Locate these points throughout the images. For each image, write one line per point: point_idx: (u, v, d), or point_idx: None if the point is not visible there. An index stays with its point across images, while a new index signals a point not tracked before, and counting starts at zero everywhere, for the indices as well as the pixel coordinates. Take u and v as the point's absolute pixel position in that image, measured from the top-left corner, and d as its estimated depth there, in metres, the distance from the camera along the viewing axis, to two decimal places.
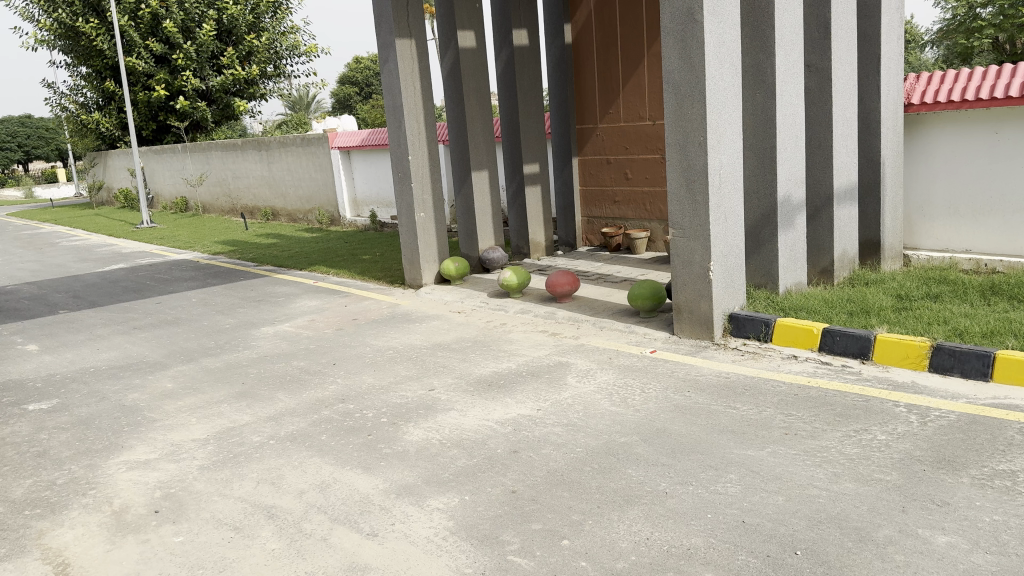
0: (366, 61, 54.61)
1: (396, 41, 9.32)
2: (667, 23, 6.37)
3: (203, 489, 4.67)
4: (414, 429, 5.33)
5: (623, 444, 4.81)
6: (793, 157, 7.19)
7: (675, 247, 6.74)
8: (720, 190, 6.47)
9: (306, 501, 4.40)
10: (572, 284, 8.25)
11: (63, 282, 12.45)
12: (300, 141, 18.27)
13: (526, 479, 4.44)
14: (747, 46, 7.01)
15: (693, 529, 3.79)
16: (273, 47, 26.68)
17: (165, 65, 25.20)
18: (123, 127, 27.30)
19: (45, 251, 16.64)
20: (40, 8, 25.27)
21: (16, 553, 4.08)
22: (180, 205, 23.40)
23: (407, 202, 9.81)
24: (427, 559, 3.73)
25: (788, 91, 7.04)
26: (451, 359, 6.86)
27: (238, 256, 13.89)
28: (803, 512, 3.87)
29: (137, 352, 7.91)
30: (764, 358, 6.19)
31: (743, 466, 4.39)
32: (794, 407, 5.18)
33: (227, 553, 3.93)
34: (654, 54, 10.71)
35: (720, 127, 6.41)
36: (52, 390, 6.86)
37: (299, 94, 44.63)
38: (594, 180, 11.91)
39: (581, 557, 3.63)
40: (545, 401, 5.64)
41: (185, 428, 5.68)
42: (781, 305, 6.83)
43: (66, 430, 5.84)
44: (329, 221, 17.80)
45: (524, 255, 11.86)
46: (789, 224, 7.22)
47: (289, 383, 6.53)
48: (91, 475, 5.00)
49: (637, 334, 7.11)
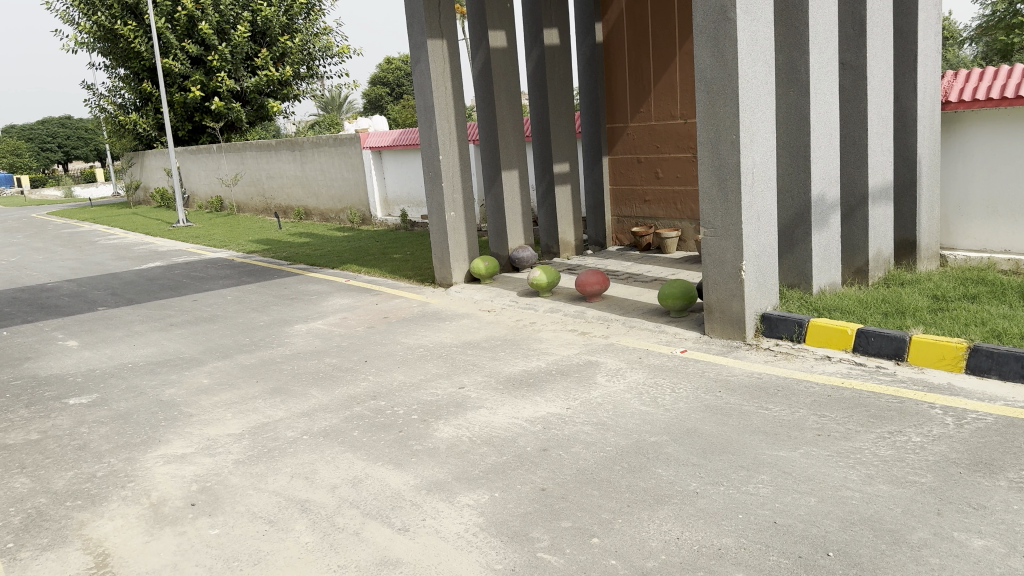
0: (398, 61, 54.95)
1: (428, 41, 9.37)
2: (700, 22, 6.34)
3: (238, 483, 4.74)
4: (444, 426, 5.37)
5: (654, 443, 4.80)
6: (827, 156, 7.12)
7: (706, 247, 6.71)
8: (752, 189, 6.43)
9: (338, 496, 4.45)
10: (602, 284, 8.24)
11: (101, 280, 12.69)
12: (332, 141, 18.45)
13: (556, 477, 4.45)
14: (781, 44, 6.95)
15: (724, 529, 3.78)
16: (307, 48, 26.98)
17: (200, 66, 25.59)
18: (159, 127, 27.74)
19: (84, 249, 16.97)
20: (80, 12, 25.80)
21: (58, 543, 4.19)
22: (214, 204, 23.73)
23: (437, 201, 9.85)
24: (458, 554, 3.76)
25: (823, 90, 6.97)
26: (481, 358, 6.88)
27: (272, 255, 14.04)
28: (835, 514, 3.84)
29: (174, 348, 8.06)
30: (796, 358, 6.14)
31: (775, 467, 4.36)
32: (828, 408, 5.13)
33: (262, 545, 3.99)
34: (686, 53, 10.67)
35: (752, 126, 6.37)
36: (92, 385, 7.02)
37: (331, 95, 45.12)
38: (625, 180, 11.88)
39: (611, 556, 3.63)
40: (575, 400, 5.64)
41: (220, 423, 5.78)
42: (814, 306, 6.77)
43: (105, 424, 5.97)
44: (361, 220, 17.94)
45: (554, 254, 11.86)
46: (823, 224, 7.15)
47: (322, 380, 6.61)
48: (130, 468, 5.10)
49: (667, 334, 7.08)
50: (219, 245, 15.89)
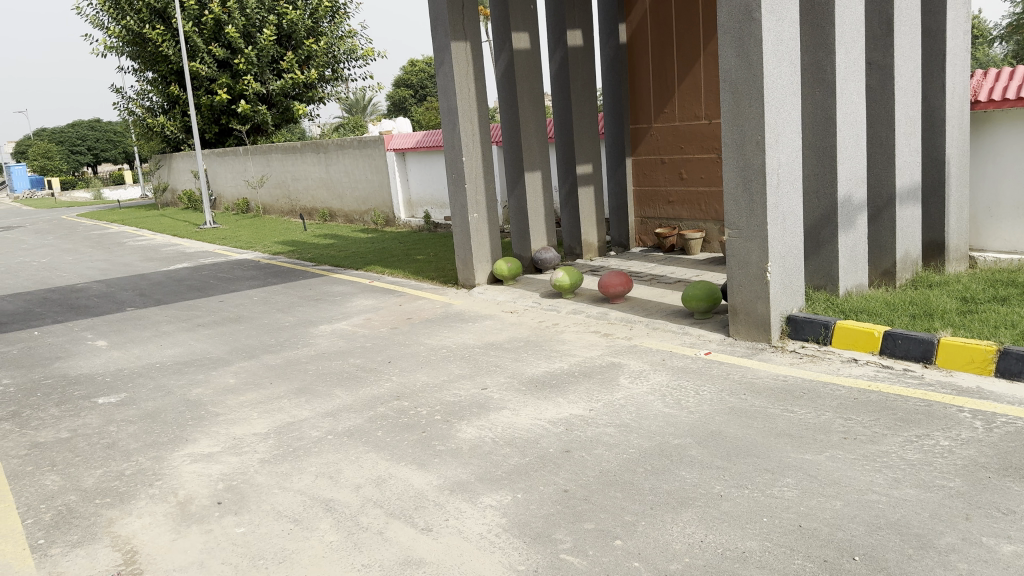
0: (422, 64, 55.23)
1: (452, 43, 9.40)
2: (724, 22, 6.31)
3: (264, 482, 4.79)
4: (467, 426, 5.39)
5: (677, 446, 4.79)
6: (854, 157, 7.05)
7: (731, 248, 6.66)
8: (778, 190, 6.38)
9: (363, 496, 4.48)
10: (625, 285, 8.22)
11: (129, 280, 12.87)
12: (357, 144, 18.58)
13: (578, 479, 4.45)
14: (806, 43, 6.90)
15: (748, 532, 3.76)
16: (332, 51, 27.22)
17: (227, 70, 25.86)
18: (186, 130, 28.08)
19: (113, 250, 17.21)
20: (110, 16, 26.19)
21: (87, 539, 4.26)
22: (240, 206, 23.98)
23: (461, 202, 9.88)
24: (481, 555, 3.77)
25: (849, 89, 6.90)
26: (503, 358, 6.90)
27: (297, 256, 14.15)
28: (861, 517, 3.81)
29: (200, 348, 8.16)
30: (822, 361, 6.08)
31: (800, 470, 4.33)
32: (854, 411, 5.08)
33: (287, 544, 4.03)
34: (711, 53, 10.62)
35: (778, 126, 6.32)
36: (120, 384, 7.12)
37: (356, 97, 45.46)
38: (648, 181, 11.84)
39: (634, 558, 3.63)
40: (597, 401, 5.64)
41: (246, 423, 5.84)
42: (840, 308, 6.70)
43: (134, 423, 6.05)
44: (384, 222, 18.02)
45: (577, 256, 11.85)
46: (850, 225, 7.08)
47: (347, 380, 6.65)
48: (157, 466, 5.17)
49: (692, 335, 7.04)
50: (245, 246, 16.04)
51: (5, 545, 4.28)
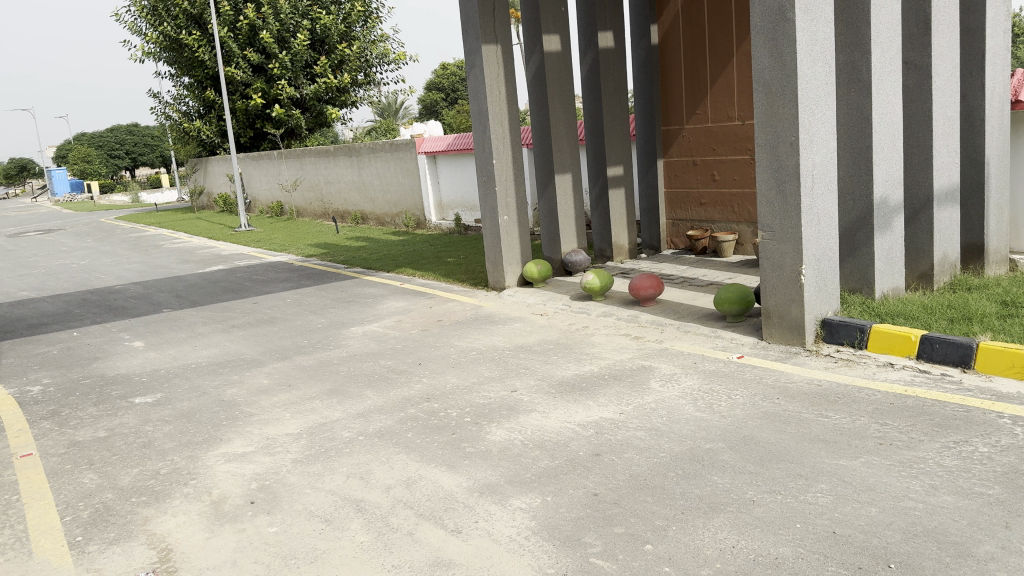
0: (453, 67, 55.52)
1: (483, 46, 9.44)
2: (758, 22, 6.25)
3: (296, 481, 4.84)
4: (497, 429, 5.39)
5: (708, 450, 4.75)
6: (890, 157, 6.95)
7: (765, 251, 6.59)
8: (812, 192, 6.30)
9: (393, 496, 4.51)
10: (656, 288, 8.19)
11: (166, 282, 13.08)
12: (388, 147, 18.69)
13: (608, 483, 4.43)
14: (841, 43, 6.81)
15: (781, 538, 3.72)
16: (364, 56, 27.49)
17: (261, 74, 26.21)
18: (222, 134, 28.49)
19: (150, 252, 17.51)
20: (148, 22, 26.67)
21: (124, 537, 4.33)
22: (275, 208, 24.23)
23: (491, 205, 9.90)
24: (510, 557, 3.77)
25: (885, 89, 6.80)
26: (533, 361, 6.90)
27: (329, 258, 14.28)
28: (897, 525, 3.74)
29: (235, 349, 8.26)
30: (858, 365, 5.99)
31: (834, 476, 4.27)
32: (890, 416, 5.00)
33: (318, 544, 4.06)
34: (744, 53, 10.53)
35: (811, 127, 6.25)
36: (156, 384, 7.24)
37: (388, 101, 45.88)
38: (680, 183, 11.76)
39: (664, 563, 3.60)
40: (627, 405, 5.62)
41: (279, 423, 5.90)
42: (877, 311, 6.60)
43: (169, 422, 6.14)
44: (415, 224, 18.09)
45: (607, 258, 11.80)
46: (886, 227, 6.97)
47: (378, 382, 6.69)
48: (192, 466, 5.24)
49: (724, 339, 6.98)
50: (278, 249, 16.22)
51: (44, 542, 4.36)
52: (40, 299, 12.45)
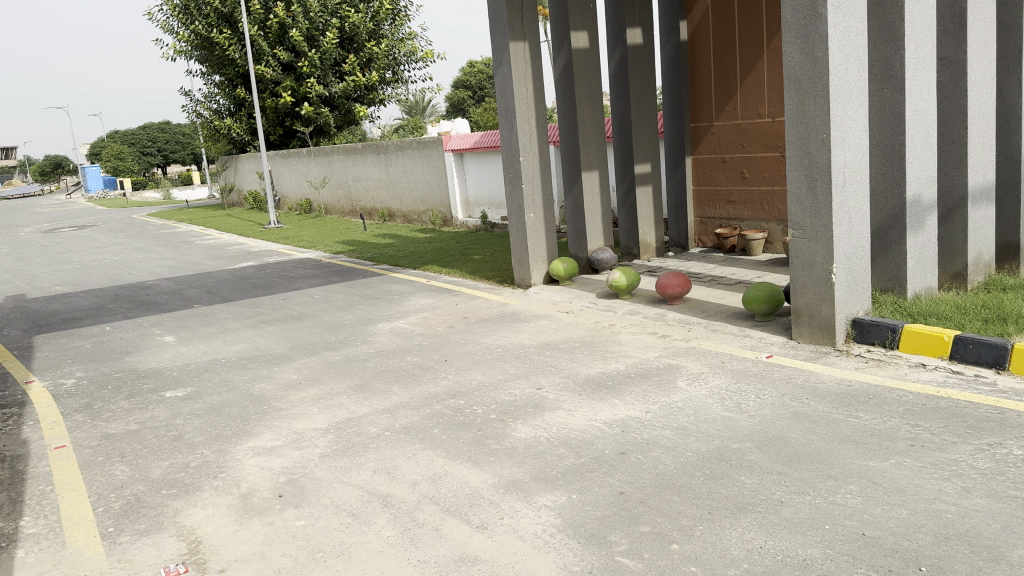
0: (480, 65, 55.58)
1: (511, 44, 9.44)
2: (789, 18, 6.18)
3: (324, 476, 4.88)
4: (522, 426, 5.40)
5: (736, 450, 4.71)
6: (923, 155, 6.84)
7: (795, 249, 6.52)
8: (843, 190, 6.22)
9: (419, 492, 4.53)
10: (683, 286, 8.13)
11: (196, 278, 13.25)
12: (416, 145, 18.76)
13: (634, 481, 4.41)
14: (874, 39, 6.71)
15: (809, 539, 3.68)
16: (392, 54, 27.63)
17: (291, 73, 26.44)
18: (252, 132, 28.77)
19: (182, 249, 17.74)
20: (179, 21, 26.98)
21: (155, 529, 4.39)
22: (304, 206, 24.42)
23: (517, 203, 9.89)
24: (536, 554, 3.77)
25: (919, 86, 6.70)
26: (559, 359, 6.89)
27: (357, 255, 14.37)
28: (928, 527, 3.69)
29: (264, 344, 8.34)
30: (889, 365, 5.92)
31: (864, 477, 4.21)
32: (922, 417, 4.93)
33: (345, 538, 4.09)
34: (774, 50, 10.43)
35: (843, 124, 6.17)
36: (187, 378, 7.34)
37: (416, 98, 46.12)
38: (709, 180, 11.68)
39: (691, 563, 3.58)
40: (654, 403, 5.59)
41: (307, 418, 5.96)
42: (909, 310, 6.50)
43: (199, 416, 6.22)
44: (442, 222, 18.16)
45: (634, 256, 11.75)
46: (918, 226, 6.86)
47: (404, 377, 6.73)
48: (222, 459, 5.31)
49: (752, 338, 6.92)
50: (307, 246, 16.37)
51: (77, 532, 4.43)
52: (74, 293, 12.68)
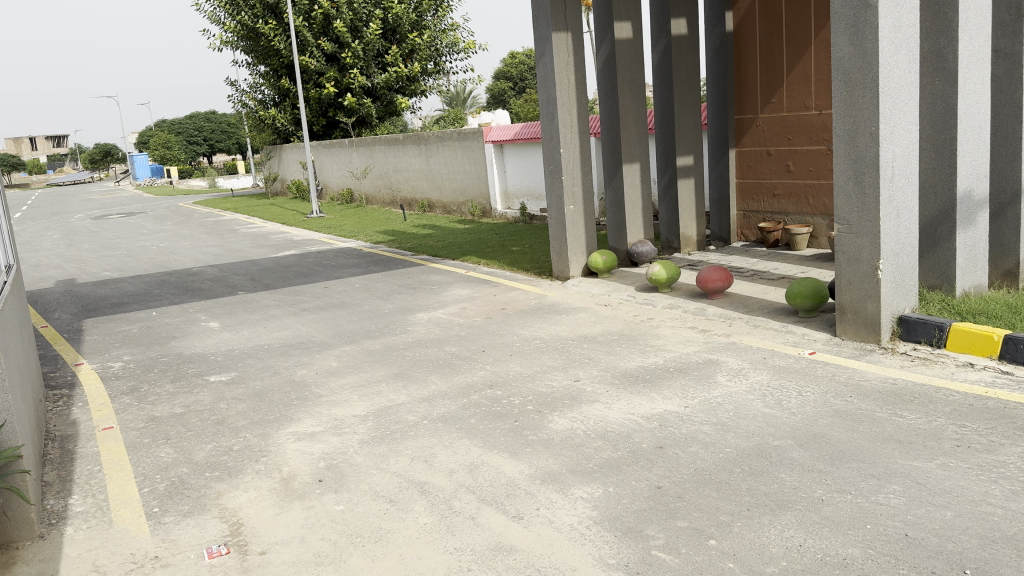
0: (522, 56, 55.51)
1: (554, 34, 9.39)
2: (838, 10, 6.07)
3: (363, 462, 4.94)
4: (559, 418, 5.40)
5: (776, 447, 4.65)
6: (975, 150, 6.67)
7: (841, 244, 6.39)
8: (892, 184, 6.10)
9: (456, 480, 4.56)
10: (725, 281, 8.04)
11: (240, 266, 13.46)
12: (457, 136, 18.79)
13: (672, 476, 4.38)
14: (927, 31, 6.56)
15: (850, 539, 3.63)
16: (434, 45, 27.72)
17: (335, 63, 26.68)
18: (296, 122, 29.12)
19: (226, 237, 18.04)
20: (226, 12, 27.35)
21: (198, 510, 4.49)
22: (345, 196, 24.63)
23: (557, 195, 9.86)
24: (572, 546, 3.77)
25: (972, 79, 6.53)
26: (597, 351, 6.87)
27: (397, 245, 14.48)
28: (974, 530, 3.61)
29: (305, 332, 8.44)
30: (936, 364, 5.79)
31: (908, 477, 4.14)
32: (969, 418, 4.82)
33: (383, 523, 4.14)
34: (823, 41, 10.24)
35: (893, 117, 6.04)
36: (231, 363, 7.47)
37: (457, 90, 46.24)
38: (752, 173, 11.52)
39: (729, 559, 3.55)
40: (692, 398, 5.55)
41: (347, 404, 6.03)
42: (958, 309, 6.35)
43: (242, 400, 6.34)
44: (481, 213, 18.17)
45: (675, 249, 11.65)
46: (969, 223, 6.70)
47: (442, 367, 6.77)
48: (264, 443, 5.40)
49: (795, 334, 6.83)
50: (348, 235, 16.52)
51: (123, 511, 4.55)
52: (123, 279, 12.99)
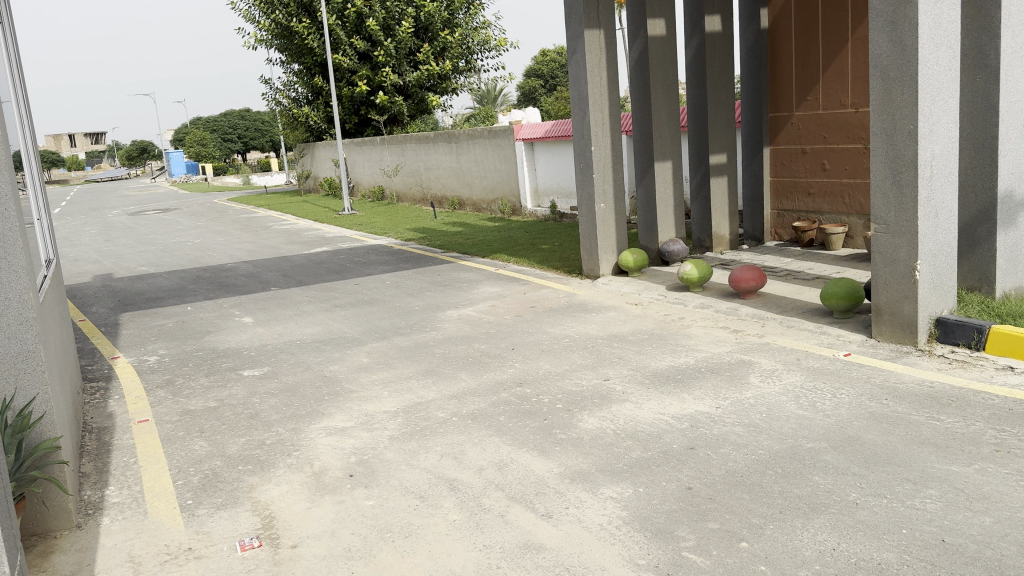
0: (553, 53, 55.37)
1: (586, 31, 9.36)
2: (877, 6, 5.97)
3: (393, 458, 4.96)
4: (589, 416, 5.38)
5: (810, 449, 4.60)
6: (1018, 149, 6.53)
7: (877, 245, 6.29)
8: (930, 184, 5.99)
9: (485, 477, 4.57)
10: (758, 280, 7.94)
11: (273, 262, 13.60)
12: (487, 134, 18.82)
13: (703, 477, 4.35)
14: (968, 28, 6.44)
15: (885, 543, 3.57)
16: (466, 43, 27.78)
17: (367, 62, 26.85)
18: (329, 120, 29.36)
19: (259, 233, 18.24)
20: (261, 11, 27.68)
21: (231, 503, 4.54)
22: (376, 193, 24.78)
23: (588, 192, 9.83)
24: (600, 545, 3.76)
25: (1014, 76, 6.40)
26: (627, 351, 6.84)
27: (427, 243, 14.53)
28: (1013, 537, 3.53)
29: (337, 328, 8.51)
30: (974, 367, 5.69)
31: (945, 482, 4.07)
32: (1009, 422, 4.72)
33: (413, 519, 4.16)
34: (860, 38, 10.09)
35: (932, 115, 5.93)
36: (263, 358, 7.55)
37: (488, 87, 46.30)
38: (787, 171, 11.38)
39: (761, 562, 3.52)
40: (724, 399, 5.50)
41: (378, 400, 6.06)
42: (998, 311, 6.23)
43: (275, 395, 6.40)
44: (511, 211, 18.19)
45: (706, 248, 11.55)
46: (1010, 223, 6.56)
47: (472, 364, 6.78)
48: (296, 437, 5.45)
49: (829, 335, 6.73)
50: (378, 232, 16.61)
51: (158, 503, 4.62)
52: (159, 274, 13.20)
